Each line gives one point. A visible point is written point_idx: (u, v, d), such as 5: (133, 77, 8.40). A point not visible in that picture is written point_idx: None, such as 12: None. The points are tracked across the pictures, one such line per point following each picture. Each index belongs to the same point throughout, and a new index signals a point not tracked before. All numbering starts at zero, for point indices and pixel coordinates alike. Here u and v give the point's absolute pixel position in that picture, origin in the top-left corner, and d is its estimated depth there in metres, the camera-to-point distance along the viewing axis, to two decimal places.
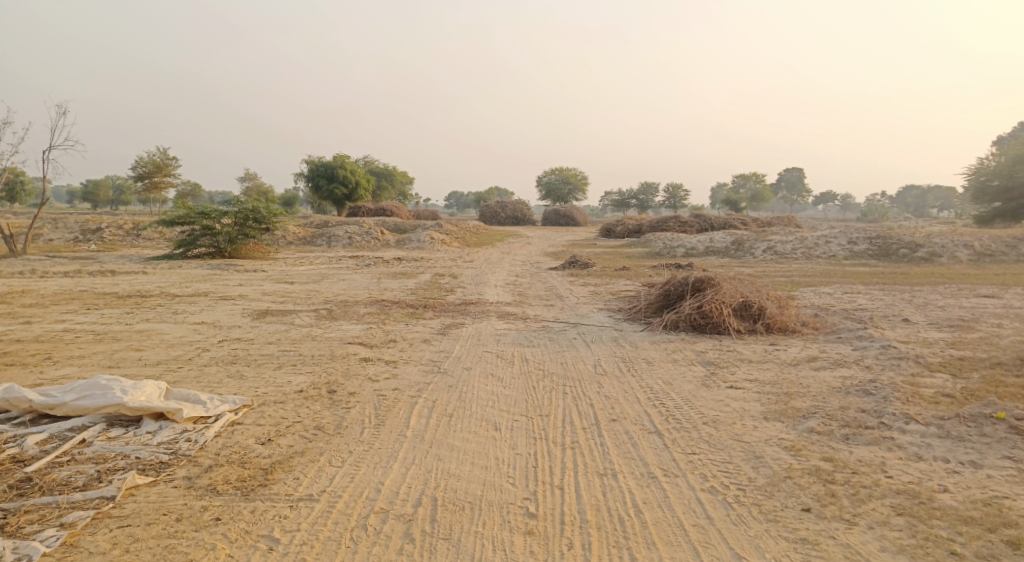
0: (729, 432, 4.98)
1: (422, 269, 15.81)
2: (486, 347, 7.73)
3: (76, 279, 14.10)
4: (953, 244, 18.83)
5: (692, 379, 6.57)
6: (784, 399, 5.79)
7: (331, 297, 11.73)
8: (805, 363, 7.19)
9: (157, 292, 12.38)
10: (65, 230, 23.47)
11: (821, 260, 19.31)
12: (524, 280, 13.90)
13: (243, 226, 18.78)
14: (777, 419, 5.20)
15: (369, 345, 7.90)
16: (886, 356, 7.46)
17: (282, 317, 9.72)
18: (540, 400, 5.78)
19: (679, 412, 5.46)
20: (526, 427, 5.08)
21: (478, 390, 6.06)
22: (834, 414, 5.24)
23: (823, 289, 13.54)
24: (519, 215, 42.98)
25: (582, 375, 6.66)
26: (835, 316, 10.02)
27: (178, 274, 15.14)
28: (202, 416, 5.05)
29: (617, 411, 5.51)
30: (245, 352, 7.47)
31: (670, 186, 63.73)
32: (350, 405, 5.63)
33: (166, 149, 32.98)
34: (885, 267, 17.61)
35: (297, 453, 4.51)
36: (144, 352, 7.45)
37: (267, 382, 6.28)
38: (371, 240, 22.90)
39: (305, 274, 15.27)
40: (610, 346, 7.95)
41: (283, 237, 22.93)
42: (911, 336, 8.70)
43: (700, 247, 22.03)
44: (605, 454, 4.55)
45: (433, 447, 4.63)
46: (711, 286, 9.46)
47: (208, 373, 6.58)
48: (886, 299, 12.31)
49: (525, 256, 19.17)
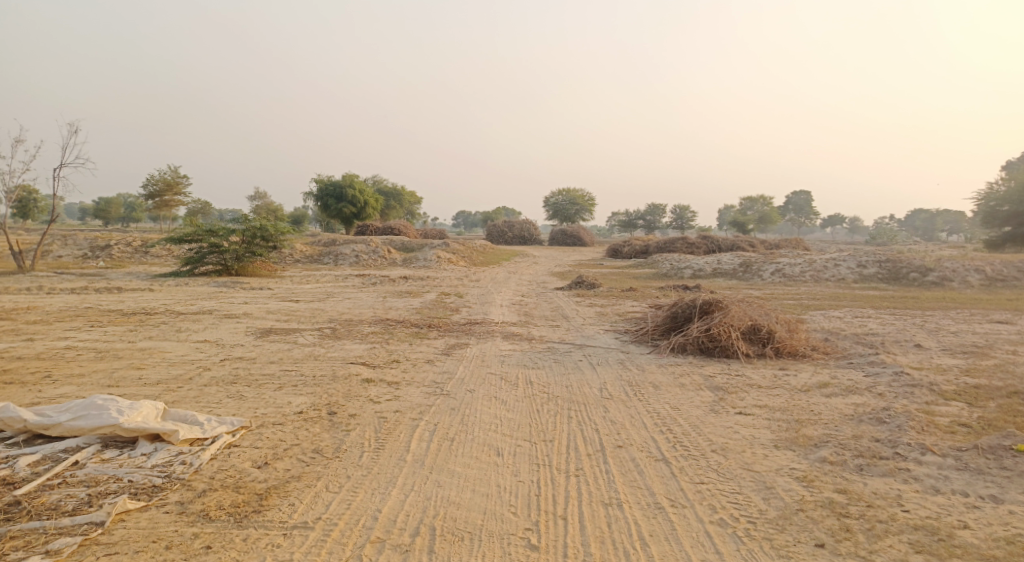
0: (739, 460, 4.83)
1: (428, 288, 15.75)
2: (490, 369, 7.62)
3: (82, 296, 14.10)
4: (964, 268, 18.63)
5: (700, 404, 6.42)
6: (795, 426, 5.64)
7: (335, 316, 11.65)
8: (816, 389, 7.03)
9: (161, 310, 12.34)
10: (74, 247, 23.59)
11: (830, 282, 19.15)
12: (530, 300, 13.80)
13: (250, 244, 18.81)
14: (788, 448, 5.05)
15: (371, 365, 7.79)
16: (899, 382, 7.30)
17: (286, 336, 9.64)
18: (544, 424, 5.65)
19: (686, 439, 5.32)
20: (529, 453, 4.95)
21: (481, 413, 5.94)
22: (847, 443, 5.09)
23: (833, 312, 13.37)
24: (527, 235, 43.00)
25: (587, 398, 6.53)
26: (845, 340, 9.86)
27: (184, 291, 15.13)
28: (198, 438, 4.94)
29: (623, 437, 5.38)
30: (246, 372, 7.38)
31: (678, 208, 63.73)
32: (350, 427, 5.51)
33: (177, 167, 33.25)
34: (896, 291, 17.43)
35: (294, 478, 4.39)
36: (145, 371, 7.38)
37: (266, 402, 6.18)
38: (378, 259, 22.89)
39: (310, 292, 15.21)
40: (616, 369, 7.82)
41: (290, 255, 22.95)
42: (924, 362, 8.53)
43: (708, 268, 21.89)
44: (610, 483, 4.41)
45: (433, 473, 4.51)
46: (719, 309, 9.33)
47: (208, 392, 6.49)
48: (897, 323, 12.13)
49: (531, 276, 19.08)
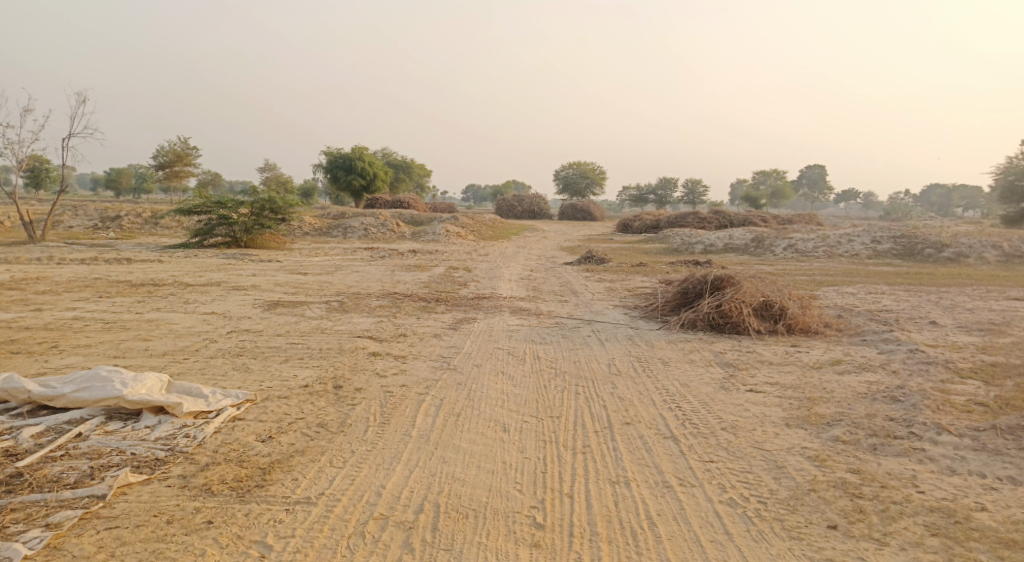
0: (749, 439, 4.75)
1: (437, 261, 15.67)
2: (498, 343, 7.54)
3: (92, 266, 14.14)
4: (980, 245, 18.33)
5: (709, 381, 6.33)
6: (807, 404, 5.54)
7: (343, 289, 11.61)
8: (829, 367, 6.92)
9: (170, 281, 12.33)
10: (85, 218, 23.64)
11: (843, 258, 18.91)
12: (538, 275, 13.68)
13: (259, 216, 18.75)
14: (799, 427, 4.96)
15: (378, 339, 7.74)
16: (913, 360, 7.17)
17: (293, 309, 9.60)
18: (551, 400, 5.58)
19: (696, 416, 5.24)
20: (535, 429, 4.89)
21: (488, 388, 5.87)
22: (860, 422, 4.99)
23: (846, 289, 13.19)
24: (537, 208, 42.75)
25: (595, 374, 6.45)
26: (859, 317, 9.71)
27: (193, 263, 15.12)
28: (203, 411, 4.90)
29: (631, 413, 5.30)
30: (252, 344, 7.34)
31: (690, 182, 63.12)
32: (356, 401, 5.46)
33: (187, 138, 33.14)
34: (910, 267, 17.19)
35: (297, 452, 4.35)
36: (151, 342, 7.37)
37: (272, 376, 6.14)
38: (387, 232, 22.80)
39: (318, 265, 15.16)
40: (625, 345, 7.73)
41: (299, 227, 22.90)
42: (939, 339, 8.38)
43: (720, 243, 21.66)
44: (618, 460, 4.34)
45: (438, 449, 4.45)
46: (731, 285, 9.19)
47: (214, 365, 6.46)
48: (911, 300, 11.94)
49: (541, 251, 18.94)
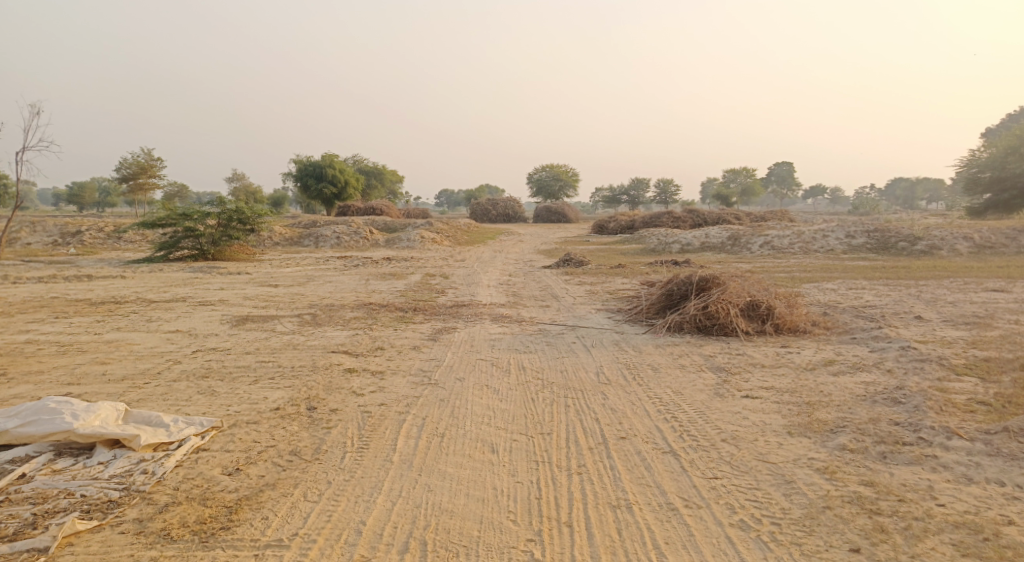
0: (753, 450, 4.48)
1: (412, 269, 15.29)
2: (480, 354, 7.21)
3: (50, 285, 13.51)
4: (952, 237, 18.45)
5: (703, 388, 6.06)
6: (806, 410, 5.30)
7: (316, 301, 11.17)
8: (823, 368, 6.70)
9: (133, 298, 11.77)
10: (44, 234, 22.78)
11: (819, 254, 18.90)
12: (517, 280, 13.37)
13: (226, 228, 18.16)
14: (803, 435, 4.71)
15: (354, 354, 7.35)
16: (907, 358, 6.99)
17: (263, 324, 9.15)
18: (540, 415, 5.26)
19: (693, 428, 4.96)
20: (525, 448, 4.57)
21: (472, 405, 5.53)
22: (865, 428, 4.75)
23: (827, 285, 13.08)
24: (511, 212, 42.46)
25: (584, 385, 6.14)
26: (844, 314, 9.56)
27: (158, 278, 14.53)
28: (163, 442, 4.50)
29: (625, 427, 5.01)
30: (219, 365, 6.91)
31: (662, 182, 63.39)
32: (331, 424, 5.09)
33: (151, 149, 32.25)
34: (886, 261, 17.22)
35: (268, 486, 3.98)
36: (109, 366, 6.89)
37: (240, 399, 5.73)
38: (360, 240, 22.31)
39: (289, 276, 14.67)
40: (612, 351, 7.44)
41: (269, 238, 22.29)
42: (928, 335, 8.23)
43: (696, 242, 21.55)
44: (617, 481, 4.05)
45: (423, 476, 4.11)
46: (716, 285, 8.97)
47: (177, 389, 6.02)
48: (893, 295, 11.86)
49: (518, 255, 18.58)
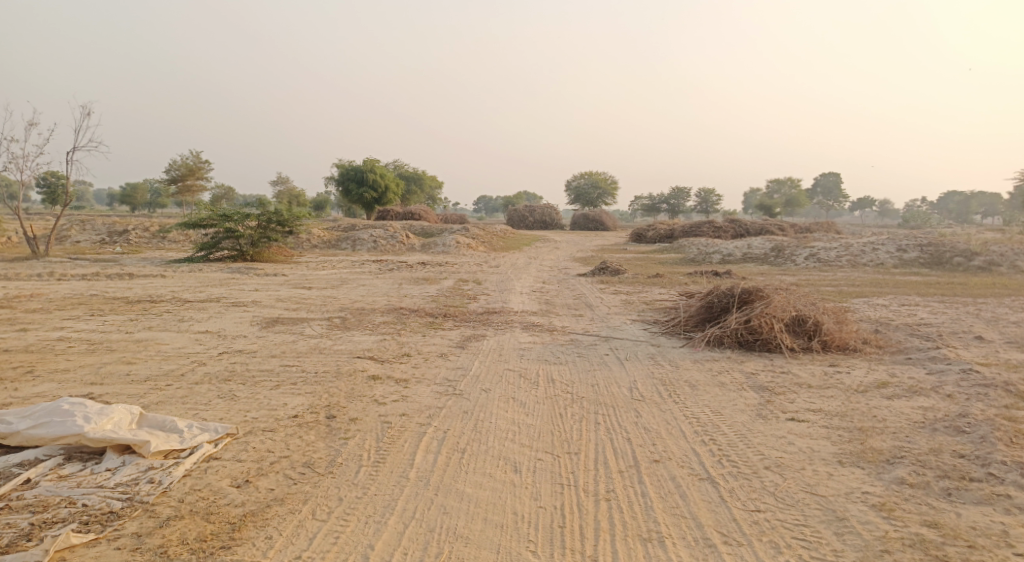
0: (800, 480, 4.11)
1: (446, 274, 15.10)
2: (508, 365, 6.92)
3: (91, 282, 13.72)
4: (1013, 252, 17.50)
5: (744, 408, 5.67)
6: (859, 436, 4.88)
7: (347, 304, 11.04)
8: (875, 391, 6.24)
9: (169, 297, 11.83)
10: (92, 232, 23.34)
11: (868, 268, 18.16)
12: (551, 287, 13.07)
13: (265, 229, 18.27)
14: (856, 466, 4.31)
15: (379, 360, 7.15)
16: (969, 382, 6.48)
17: (292, 327, 9.04)
18: (568, 432, 4.95)
19: (733, 452, 4.60)
20: (551, 468, 4.28)
21: (497, 418, 5.25)
22: (926, 460, 4.32)
23: (877, 301, 12.46)
24: (549, 219, 42.18)
25: (616, 400, 5.81)
26: (898, 332, 9.01)
27: (196, 278, 14.65)
28: (174, 449, 4.33)
29: (659, 448, 4.67)
30: (243, 368, 6.77)
31: (704, 191, 62.41)
32: (349, 435, 4.87)
33: (199, 151, 32.94)
34: (940, 276, 16.43)
35: (275, 501, 3.78)
36: (134, 366, 6.81)
37: (259, 404, 5.55)
38: (396, 244, 22.29)
39: (324, 279, 14.64)
40: (647, 365, 7.09)
41: (308, 240, 22.42)
42: (991, 357, 7.68)
43: (738, 253, 20.96)
44: (648, 510, 3.73)
45: (439, 496, 3.86)
46: (760, 298, 8.53)
47: (198, 392, 5.89)
48: (949, 312, 11.20)
49: (553, 262, 18.26)
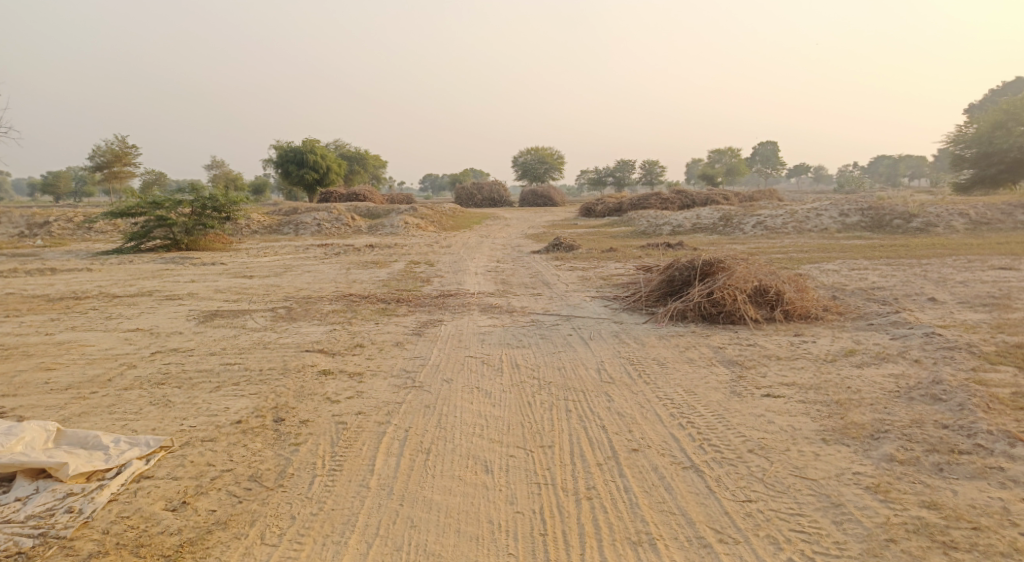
0: (788, 462, 3.90)
1: (396, 256, 14.56)
2: (468, 351, 6.55)
3: (9, 279, 12.69)
4: (948, 213, 17.96)
5: (717, 386, 5.45)
6: (838, 410, 4.72)
7: (292, 293, 10.45)
8: (845, 359, 6.13)
9: (95, 293, 10.96)
10: (10, 226, 21.76)
11: (813, 233, 18.41)
12: (505, 266, 12.70)
13: (200, 216, 17.28)
14: (841, 443, 4.12)
15: (330, 353, 6.67)
16: (933, 345, 6.44)
17: (233, 320, 8.43)
18: (538, 422, 4.63)
19: (714, 435, 4.35)
20: (524, 465, 3.97)
21: (461, 412, 4.89)
22: (912, 433, 4.16)
23: (828, 266, 12.54)
24: (497, 196, 41.69)
25: (585, 384, 5.51)
26: (855, 297, 9.00)
27: (126, 271, 13.73)
28: (98, 469, 3.81)
29: (636, 436, 4.40)
30: (179, 369, 6.20)
31: (648, 163, 62.90)
32: (300, 440, 4.44)
33: (125, 136, 31.12)
34: (882, 239, 16.75)
35: (217, 526, 3.37)
36: (54, 373, 6.16)
37: (197, 410, 5.04)
38: (341, 227, 21.52)
39: (265, 267, 13.90)
40: (612, 344, 6.81)
41: (247, 226, 21.40)
42: (948, 318, 7.70)
43: (687, 223, 20.98)
44: (634, 508, 3.48)
45: (404, 506, 3.52)
46: (722, 269, 8.35)
47: (128, 399, 5.34)
48: (898, 275, 11.33)
49: (505, 240, 17.87)
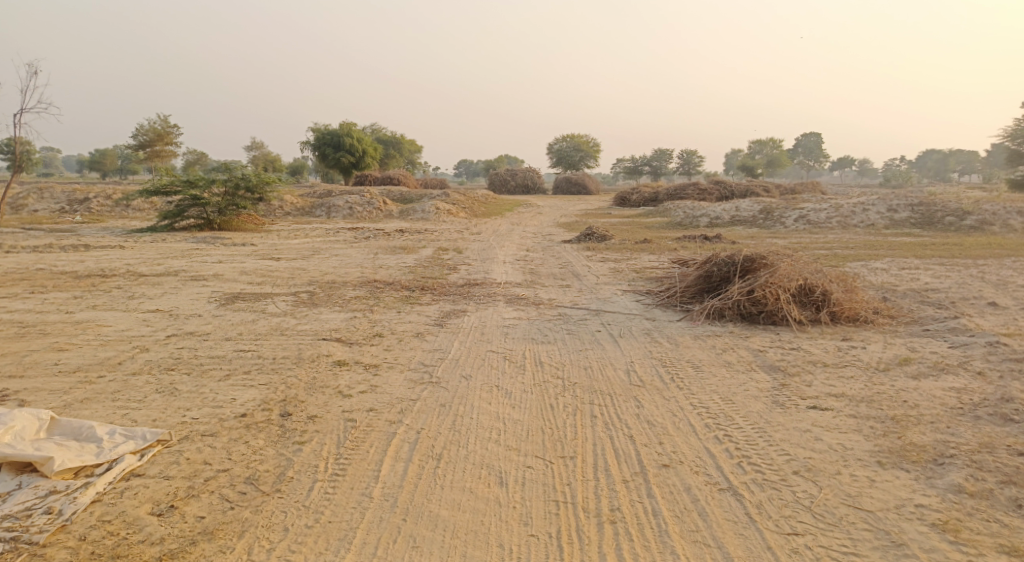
0: (840, 488, 3.48)
1: (425, 242, 14.27)
2: (490, 345, 6.20)
3: (42, 255, 12.74)
4: (1005, 211, 16.97)
5: (758, 395, 5.00)
6: (895, 428, 4.25)
7: (317, 277, 10.21)
8: (898, 369, 5.62)
9: (123, 271, 10.90)
10: (50, 201, 22.06)
11: (859, 229, 17.61)
12: (535, 255, 12.31)
13: (233, 196, 17.22)
14: (900, 468, 3.68)
15: (347, 343, 6.38)
16: (998, 356, 5.88)
17: (253, 304, 8.22)
18: (561, 429, 4.26)
19: (755, 453, 3.93)
20: (542, 479, 3.61)
21: (479, 413, 4.53)
22: (983, 460, 3.70)
23: (876, 264, 11.86)
24: (530, 183, 41.23)
25: (613, 387, 5.11)
26: (907, 300, 8.41)
27: (157, 249, 13.72)
28: (87, 465, 3.56)
29: (668, 449, 4.00)
30: (190, 354, 5.98)
31: (686, 152, 61.75)
32: (305, 439, 4.15)
33: (167, 115, 31.46)
34: (933, 237, 15.90)
35: (203, 536, 3.10)
36: (65, 354, 5.99)
37: (202, 401, 4.78)
38: (373, 211, 21.34)
39: (294, 249, 13.74)
40: (643, 343, 6.39)
41: (280, 207, 21.35)
42: (1012, 326, 7.10)
43: (726, 215, 20.29)
44: (663, 537, 3.12)
45: (408, 522, 3.21)
46: (764, 266, 7.84)
47: (134, 386, 5.11)
48: (953, 276, 10.64)
49: (537, 228, 17.46)
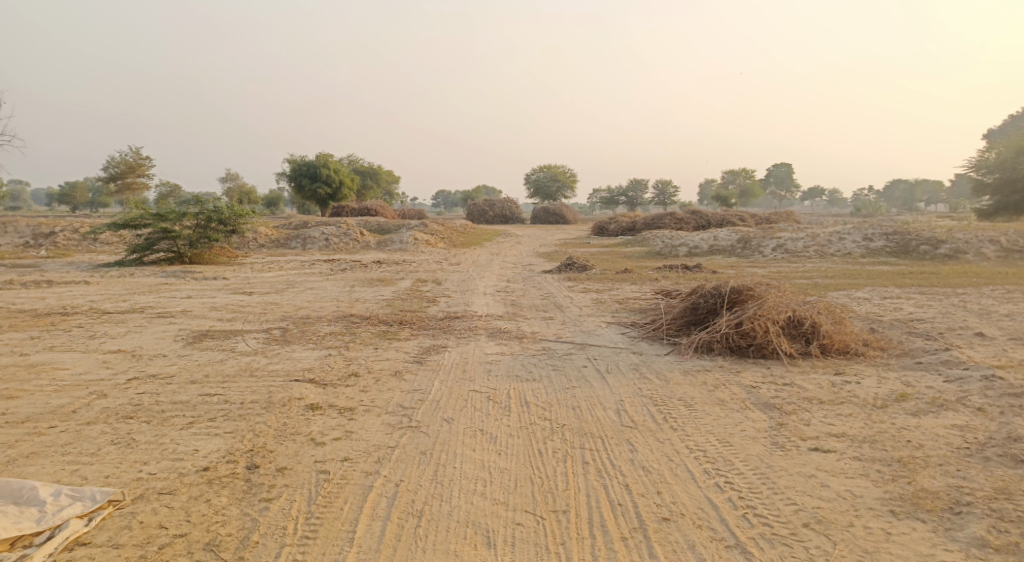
0: (854, 544, 3.23)
1: (402, 274, 13.95)
2: (473, 384, 5.89)
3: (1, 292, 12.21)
4: (977, 239, 17.16)
5: (756, 436, 4.74)
6: (903, 472, 4.03)
7: (290, 312, 9.84)
8: (897, 405, 5.42)
9: (85, 309, 10.43)
10: (15, 235, 21.39)
11: (836, 258, 17.68)
12: (516, 286, 12.06)
13: (205, 228, 16.80)
14: (915, 518, 3.44)
15: (320, 383, 6.03)
16: (996, 390, 5.72)
17: (222, 342, 7.82)
18: (551, 479, 3.96)
19: (760, 502, 3.67)
20: (532, 539, 3.31)
21: (462, 462, 4.22)
22: (1001, 509, 3.49)
23: (858, 294, 11.79)
24: (508, 214, 41.19)
25: (604, 429, 4.83)
26: (895, 331, 8.28)
27: (123, 285, 13.23)
28: (25, 534, 3.20)
29: (668, 500, 3.72)
30: (152, 399, 5.59)
31: (662, 182, 62.41)
32: (273, 495, 3.80)
33: (138, 147, 30.96)
34: (909, 266, 15.98)
35: None
36: (14, 402, 5.56)
37: (161, 453, 4.41)
38: (349, 242, 20.99)
39: (267, 283, 13.35)
40: (632, 380, 6.13)
41: (254, 239, 20.91)
42: (1002, 357, 6.98)
43: (704, 244, 20.30)
44: None
45: None
46: (751, 297, 7.65)
47: (88, 437, 4.72)
48: (935, 305, 10.59)
49: (516, 259, 17.27)
